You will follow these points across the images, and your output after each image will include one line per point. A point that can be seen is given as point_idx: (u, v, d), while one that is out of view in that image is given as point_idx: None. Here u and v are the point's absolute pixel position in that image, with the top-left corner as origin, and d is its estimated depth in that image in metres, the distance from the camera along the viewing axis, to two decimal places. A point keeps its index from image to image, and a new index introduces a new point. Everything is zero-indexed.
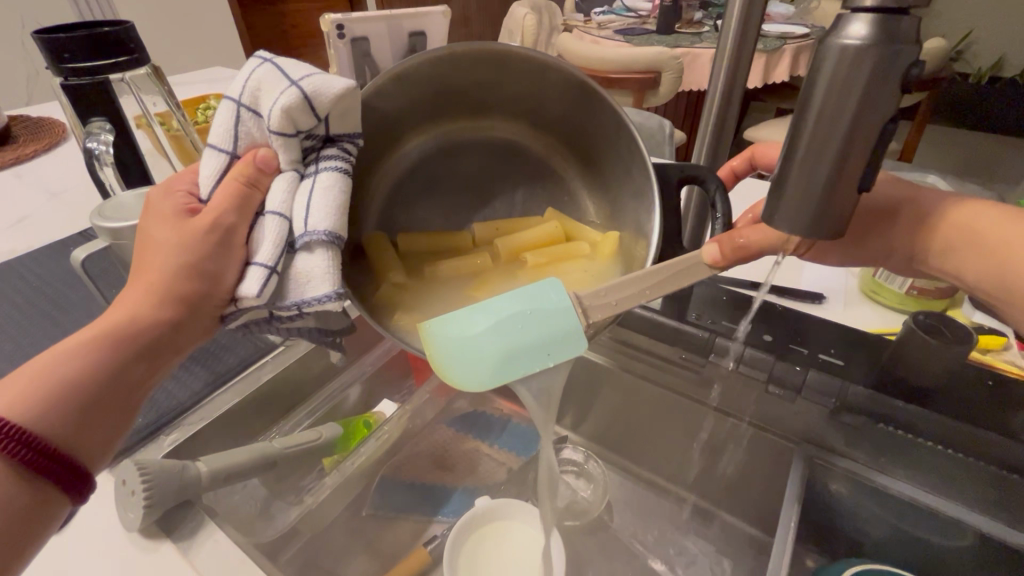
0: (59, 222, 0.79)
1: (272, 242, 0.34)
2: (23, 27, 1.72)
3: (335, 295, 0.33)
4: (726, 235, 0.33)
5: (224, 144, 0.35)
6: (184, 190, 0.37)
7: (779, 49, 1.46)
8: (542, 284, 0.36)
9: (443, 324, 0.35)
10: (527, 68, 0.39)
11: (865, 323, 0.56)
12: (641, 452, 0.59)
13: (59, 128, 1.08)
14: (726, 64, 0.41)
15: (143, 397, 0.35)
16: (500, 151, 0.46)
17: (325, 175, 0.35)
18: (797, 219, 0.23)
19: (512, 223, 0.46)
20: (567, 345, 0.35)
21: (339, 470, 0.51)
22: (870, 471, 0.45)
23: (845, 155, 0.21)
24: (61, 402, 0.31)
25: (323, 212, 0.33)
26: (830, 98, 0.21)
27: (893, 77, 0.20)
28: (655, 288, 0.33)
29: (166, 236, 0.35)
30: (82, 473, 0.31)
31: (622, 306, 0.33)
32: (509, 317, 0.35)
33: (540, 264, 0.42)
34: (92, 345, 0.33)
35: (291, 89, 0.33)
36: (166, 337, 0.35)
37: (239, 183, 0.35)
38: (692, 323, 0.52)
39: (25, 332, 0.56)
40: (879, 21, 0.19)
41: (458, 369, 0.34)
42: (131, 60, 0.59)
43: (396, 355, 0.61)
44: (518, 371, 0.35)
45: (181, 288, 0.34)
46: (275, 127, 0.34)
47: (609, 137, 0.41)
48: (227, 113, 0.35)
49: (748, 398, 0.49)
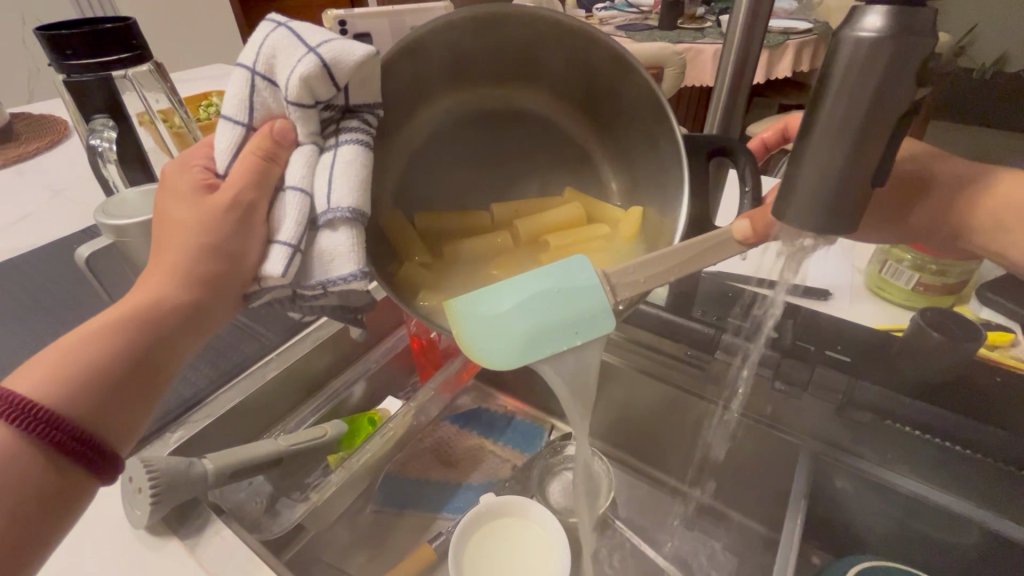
0: (64, 218, 0.79)
1: (295, 218, 0.34)
2: (24, 24, 1.72)
3: (359, 273, 0.33)
4: (757, 210, 0.33)
5: (240, 116, 0.35)
6: (200, 166, 0.37)
7: (782, 45, 1.45)
8: (568, 262, 0.37)
9: (471, 303, 0.36)
10: (552, 30, 0.38)
11: (871, 319, 0.56)
12: (648, 450, 0.59)
13: (63, 124, 1.08)
14: (736, 46, 0.43)
15: (167, 378, 0.36)
16: (519, 120, 0.45)
17: (346, 148, 0.35)
18: (810, 214, 0.23)
19: (533, 205, 0.46)
20: (593, 324, 0.37)
21: (345, 468, 0.49)
22: (876, 467, 0.44)
23: (858, 149, 0.21)
24: (88, 383, 0.32)
25: (345, 189, 0.33)
26: (845, 92, 0.20)
27: (909, 70, 0.19)
28: (680, 267, 0.33)
29: (187, 214, 0.35)
30: (106, 456, 0.32)
31: (649, 285, 0.34)
32: (538, 296, 0.36)
33: (561, 246, 0.44)
34: (115, 329, 0.33)
35: (309, 56, 0.33)
36: (188, 319, 0.35)
37: (259, 157, 0.35)
38: (697, 319, 0.54)
39: (30, 329, 0.56)
40: (894, 13, 0.19)
41: (486, 348, 0.36)
42: (133, 57, 0.58)
43: (402, 352, 0.61)
44: (546, 349, 0.37)
45: (203, 269, 0.35)
46: (294, 96, 0.34)
47: (631, 107, 0.41)
48: (241, 82, 0.34)
49: (760, 396, 0.49)
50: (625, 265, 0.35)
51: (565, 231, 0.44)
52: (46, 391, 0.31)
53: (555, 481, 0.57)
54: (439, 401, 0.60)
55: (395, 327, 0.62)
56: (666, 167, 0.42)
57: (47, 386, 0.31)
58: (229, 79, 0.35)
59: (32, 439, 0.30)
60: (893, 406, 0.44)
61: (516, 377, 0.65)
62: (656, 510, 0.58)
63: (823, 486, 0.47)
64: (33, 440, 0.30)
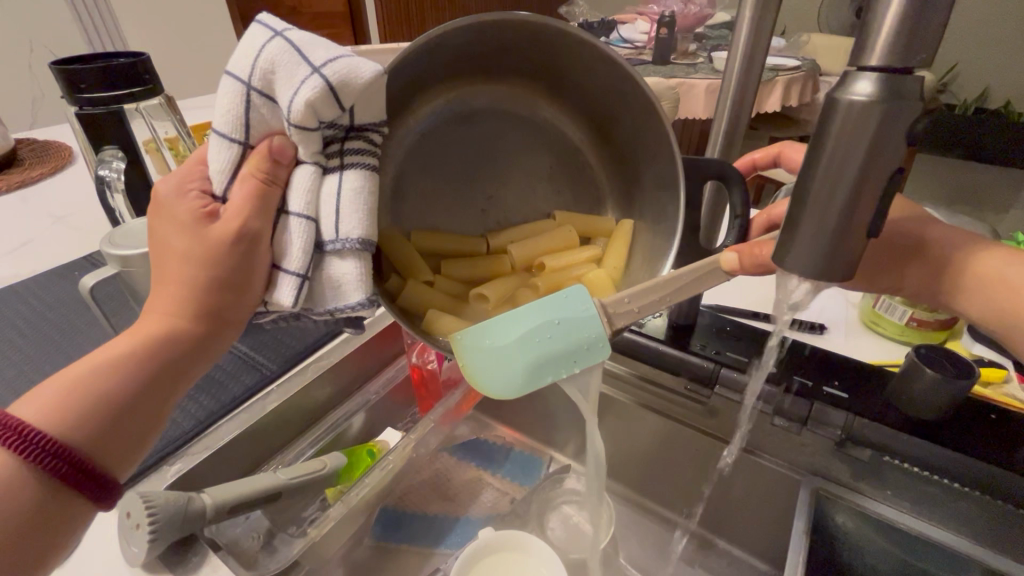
0: (66, 246, 0.79)
1: (301, 248, 0.34)
2: (31, 52, 1.76)
3: (367, 303, 0.33)
4: (746, 245, 0.34)
5: (235, 134, 0.33)
6: (197, 189, 0.35)
7: (772, 80, 1.49)
8: (569, 291, 0.37)
9: (475, 337, 0.37)
10: (568, 43, 0.38)
11: (866, 354, 0.57)
12: (648, 482, 0.59)
13: (68, 151, 1.09)
14: (734, 84, 0.46)
15: (167, 409, 0.36)
16: (522, 121, 0.45)
17: (352, 174, 0.33)
18: (809, 261, 0.24)
19: (528, 229, 0.47)
20: (593, 352, 0.37)
21: (344, 501, 0.48)
22: (864, 499, 0.45)
23: (853, 203, 0.22)
24: (94, 415, 0.32)
25: (353, 217, 0.33)
26: (839, 147, 0.22)
27: (898, 131, 0.21)
28: (671, 296, 0.35)
29: (189, 247, 0.34)
30: (108, 485, 0.32)
31: (643, 313, 0.36)
32: (538, 327, 0.37)
33: (557, 269, 0.45)
34: (127, 363, 0.34)
35: (313, 77, 0.31)
36: (194, 351, 0.35)
37: (258, 180, 0.33)
38: (697, 353, 0.53)
39: (27, 359, 0.56)
40: (883, 80, 0.21)
41: (490, 378, 0.37)
42: (144, 91, 0.60)
43: (401, 382, 0.61)
44: (547, 377, 0.37)
45: (210, 301, 0.35)
46: (296, 120, 0.31)
47: (637, 124, 0.42)
48: (235, 96, 0.32)
49: (758, 432, 0.49)
50: (620, 294, 0.36)
51: (561, 254, 0.45)
52: (51, 424, 0.31)
53: (554, 513, 0.57)
54: (439, 433, 0.58)
55: (395, 357, 0.62)
56: (662, 207, 0.43)
57: (55, 419, 0.31)
58: (218, 89, 0.32)
59: (37, 468, 0.30)
60: (891, 443, 0.45)
61: (514, 408, 0.65)
62: (655, 544, 0.57)
63: (825, 524, 0.47)
64: (41, 472, 0.30)
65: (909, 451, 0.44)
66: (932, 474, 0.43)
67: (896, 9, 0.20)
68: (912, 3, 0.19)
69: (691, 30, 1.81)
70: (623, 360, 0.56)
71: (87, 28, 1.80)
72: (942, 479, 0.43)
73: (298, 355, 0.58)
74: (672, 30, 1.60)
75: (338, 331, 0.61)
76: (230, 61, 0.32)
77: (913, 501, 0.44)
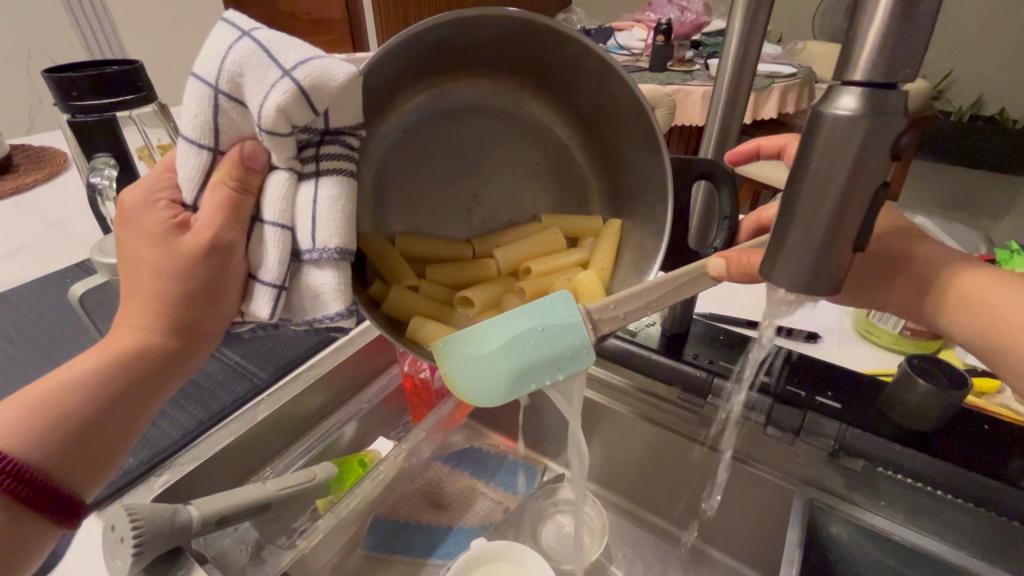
0: (59, 252, 0.79)
1: (278, 259, 0.33)
2: (28, 58, 1.76)
3: (346, 312, 0.33)
4: (733, 253, 0.34)
5: (205, 139, 0.32)
6: (166, 198, 0.35)
7: (767, 87, 1.50)
8: (555, 297, 0.37)
9: (458, 343, 0.36)
10: (552, 39, 0.38)
11: (858, 363, 0.57)
12: (639, 490, 0.59)
13: (64, 157, 1.09)
14: (725, 90, 0.46)
15: (137, 423, 0.37)
16: (506, 115, 0.44)
17: (328, 182, 0.33)
18: (795, 274, 0.24)
19: (515, 234, 0.47)
20: (577, 359, 0.37)
21: (333, 513, 0.47)
22: (858, 510, 0.45)
23: (839, 218, 0.22)
24: (60, 429, 0.33)
25: (330, 227, 0.33)
26: (824, 162, 0.21)
27: (884, 145, 0.21)
28: (657, 301, 0.36)
29: (158, 260, 0.34)
30: (76, 504, 0.34)
31: (629, 319, 0.36)
32: (522, 333, 0.36)
33: (542, 273, 0.45)
34: (98, 377, 0.35)
35: (284, 80, 0.30)
36: (165, 363, 0.36)
37: (229, 187, 0.33)
38: (690, 362, 0.52)
39: (16, 367, 0.55)
40: (867, 96, 0.21)
41: (472, 386, 0.36)
42: (137, 98, 0.60)
43: (393, 391, 0.60)
44: (531, 385, 0.37)
45: (181, 315, 0.35)
46: (268, 125, 0.31)
47: (626, 125, 0.42)
48: (202, 99, 0.31)
49: (751, 440, 0.49)
50: (605, 300, 0.36)
51: (547, 257, 0.46)
52: (15, 440, 0.32)
53: (547, 524, 0.56)
54: (431, 443, 0.58)
55: (387, 365, 0.62)
56: (652, 217, 0.43)
57: (19, 433, 0.32)
58: (185, 91, 0.31)
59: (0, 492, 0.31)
60: (886, 454, 0.44)
61: (508, 416, 0.65)
62: (648, 554, 0.57)
63: (818, 533, 0.46)
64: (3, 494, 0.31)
65: (905, 461, 0.44)
66: (923, 484, 0.44)
67: (881, 23, 0.20)
68: (895, 20, 0.19)
69: (688, 37, 1.82)
70: (618, 371, 0.56)
71: (85, 35, 1.80)
72: (931, 488, 0.44)
73: (290, 363, 0.57)
74: (668, 38, 1.61)
75: (327, 338, 0.61)
76: (196, 63, 0.30)
77: (907, 512, 0.44)
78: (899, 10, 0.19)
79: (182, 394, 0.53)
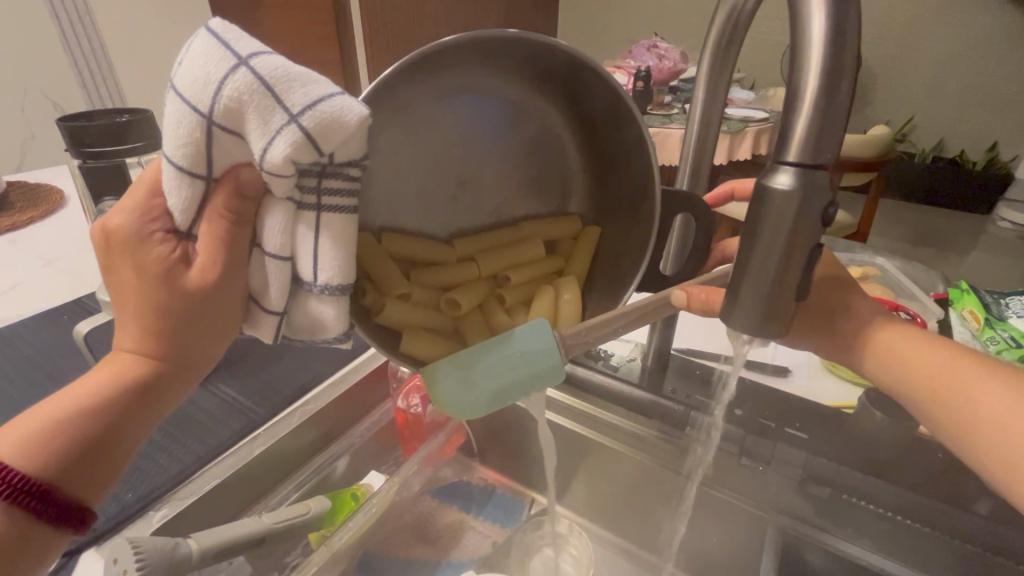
0: (58, 288, 0.81)
1: (279, 286, 0.36)
2: (24, 96, 1.80)
3: (343, 337, 0.37)
4: (694, 288, 0.39)
5: (198, 169, 0.34)
6: (161, 230, 0.36)
7: (741, 130, 1.59)
8: (533, 324, 0.39)
9: (444, 366, 0.39)
10: (564, 59, 0.41)
11: (825, 396, 0.60)
12: (625, 523, 0.60)
13: (60, 194, 1.12)
14: (693, 141, 0.51)
15: (138, 444, 0.39)
16: (508, 126, 0.46)
17: (330, 219, 0.34)
18: (749, 319, 0.27)
19: (497, 239, 0.49)
20: (549, 378, 0.39)
21: (327, 545, 0.49)
22: (830, 537, 0.49)
23: (783, 273, 0.26)
24: (63, 451, 0.36)
25: (330, 264, 0.35)
26: (771, 222, 0.25)
27: (815, 213, 0.25)
28: (626, 325, 0.40)
29: (158, 295, 0.36)
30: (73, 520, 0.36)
31: (600, 340, 0.40)
32: (501, 357, 0.38)
33: (521, 282, 0.49)
34: (103, 407, 0.37)
35: (291, 126, 0.31)
36: (164, 387, 0.39)
37: (225, 219, 0.35)
38: (668, 396, 0.56)
39: (16, 405, 0.56)
40: (799, 174, 0.25)
41: (456, 404, 0.39)
42: (145, 145, 0.62)
43: (385, 426, 0.62)
44: (507, 403, 0.39)
45: (183, 343, 0.38)
46: (273, 167, 0.32)
47: (621, 157, 0.46)
48: (195, 128, 0.32)
49: (722, 467, 0.53)
50: (578, 326, 0.39)
51: (526, 266, 0.49)
52: (26, 461, 0.35)
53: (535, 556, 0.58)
54: (422, 475, 0.61)
55: (380, 401, 0.64)
56: (629, 259, 0.47)
57: (28, 454, 0.35)
58: (177, 118, 0.32)
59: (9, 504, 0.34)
60: (850, 483, 0.47)
61: (498, 450, 0.67)
62: None
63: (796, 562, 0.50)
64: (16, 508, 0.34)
65: (866, 488, 0.47)
66: (892, 513, 0.46)
67: (805, 119, 0.24)
68: (815, 117, 0.24)
69: (665, 84, 1.93)
70: (603, 407, 0.60)
71: (82, 73, 1.84)
72: (903, 518, 0.46)
73: (285, 399, 0.59)
74: (647, 84, 1.71)
75: (323, 373, 0.63)
76: (189, 93, 0.31)
77: (875, 539, 0.48)
78: (817, 110, 0.24)
79: (180, 430, 0.55)
